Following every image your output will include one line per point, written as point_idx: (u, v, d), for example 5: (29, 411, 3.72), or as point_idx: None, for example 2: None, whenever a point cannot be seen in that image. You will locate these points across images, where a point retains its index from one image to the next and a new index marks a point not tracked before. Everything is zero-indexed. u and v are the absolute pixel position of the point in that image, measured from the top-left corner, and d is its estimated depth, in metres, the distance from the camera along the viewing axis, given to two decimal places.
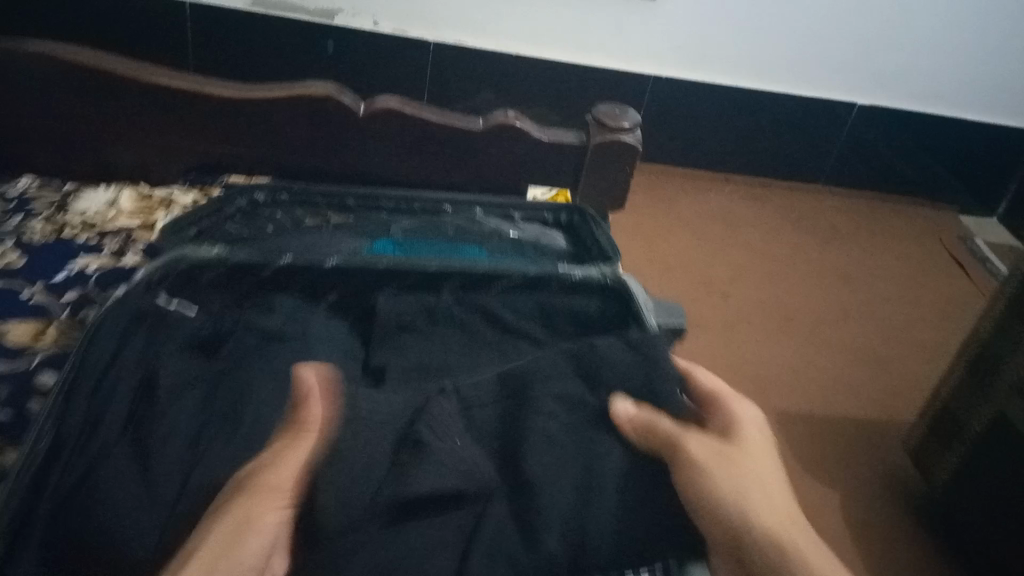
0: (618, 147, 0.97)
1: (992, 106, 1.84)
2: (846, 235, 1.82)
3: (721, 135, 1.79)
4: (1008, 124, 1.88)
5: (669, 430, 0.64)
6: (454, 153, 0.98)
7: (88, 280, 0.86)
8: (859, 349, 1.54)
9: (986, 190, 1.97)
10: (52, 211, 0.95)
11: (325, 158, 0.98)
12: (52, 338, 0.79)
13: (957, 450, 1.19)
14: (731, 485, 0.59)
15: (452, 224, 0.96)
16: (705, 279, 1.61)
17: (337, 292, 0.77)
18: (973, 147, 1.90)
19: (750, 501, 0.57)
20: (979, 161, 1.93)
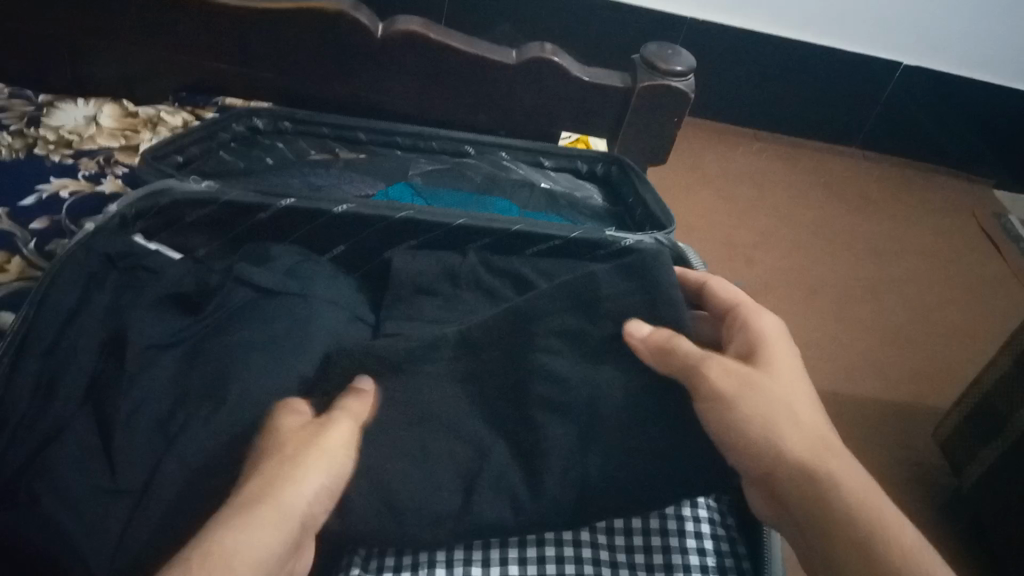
0: (665, 93, 0.85)
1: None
2: (879, 203, 1.71)
3: (756, 88, 1.67)
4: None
5: (690, 351, 0.52)
6: (481, 89, 0.86)
7: (60, 207, 0.75)
8: (887, 326, 1.45)
9: None
10: (24, 126, 0.84)
11: (333, 84, 0.86)
12: (15, 272, 0.69)
13: (992, 448, 1.10)
14: (771, 438, 0.48)
15: (479, 171, 0.85)
16: (729, 241, 1.51)
17: (346, 244, 0.68)
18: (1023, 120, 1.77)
19: (780, 422, 0.49)
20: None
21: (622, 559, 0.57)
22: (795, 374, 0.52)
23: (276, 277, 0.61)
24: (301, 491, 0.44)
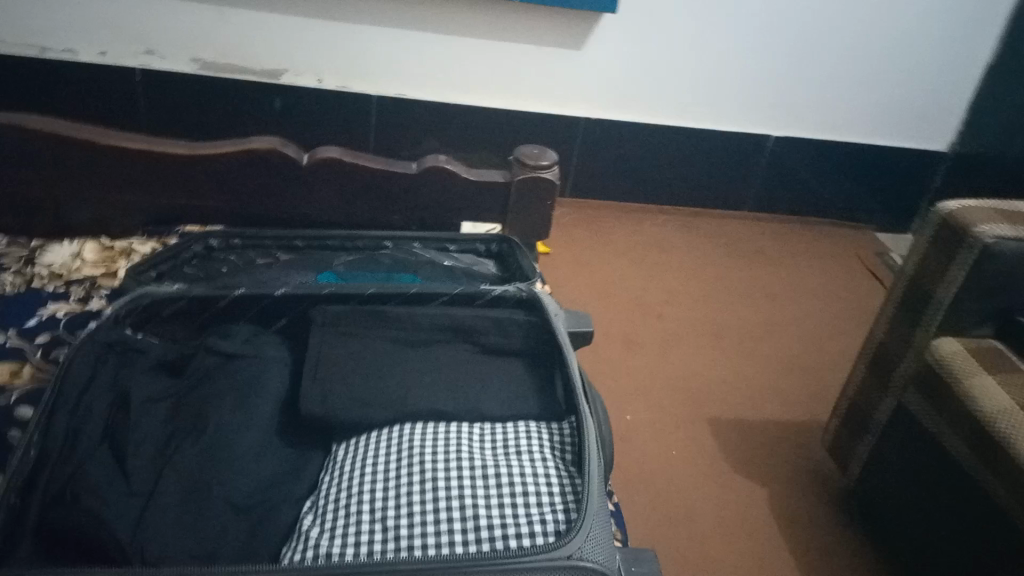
0: (539, 183, 1.08)
1: (898, 130, 1.96)
2: (771, 255, 1.92)
3: (654, 171, 1.90)
4: (919, 149, 1.99)
5: (478, 362, 0.76)
6: (391, 195, 1.08)
7: (58, 323, 0.93)
8: (781, 358, 1.63)
9: (903, 208, 2.08)
10: (20, 266, 1.02)
11: (271, 206, 1.08)
12: (28, 377, 0.85)
13: (865, 444, 1.24)
14: None
15: (391, 256, 1.08)
16: (642, 303, 1.71)
17: (287, 319, 0.82)
18: (886, 169, 2.00)
19: None
20: (897, 185, 2.04)
21: (452, 515, 0.61)
22: (541, 393, 0.74)
23: (236, 345, 0.75)
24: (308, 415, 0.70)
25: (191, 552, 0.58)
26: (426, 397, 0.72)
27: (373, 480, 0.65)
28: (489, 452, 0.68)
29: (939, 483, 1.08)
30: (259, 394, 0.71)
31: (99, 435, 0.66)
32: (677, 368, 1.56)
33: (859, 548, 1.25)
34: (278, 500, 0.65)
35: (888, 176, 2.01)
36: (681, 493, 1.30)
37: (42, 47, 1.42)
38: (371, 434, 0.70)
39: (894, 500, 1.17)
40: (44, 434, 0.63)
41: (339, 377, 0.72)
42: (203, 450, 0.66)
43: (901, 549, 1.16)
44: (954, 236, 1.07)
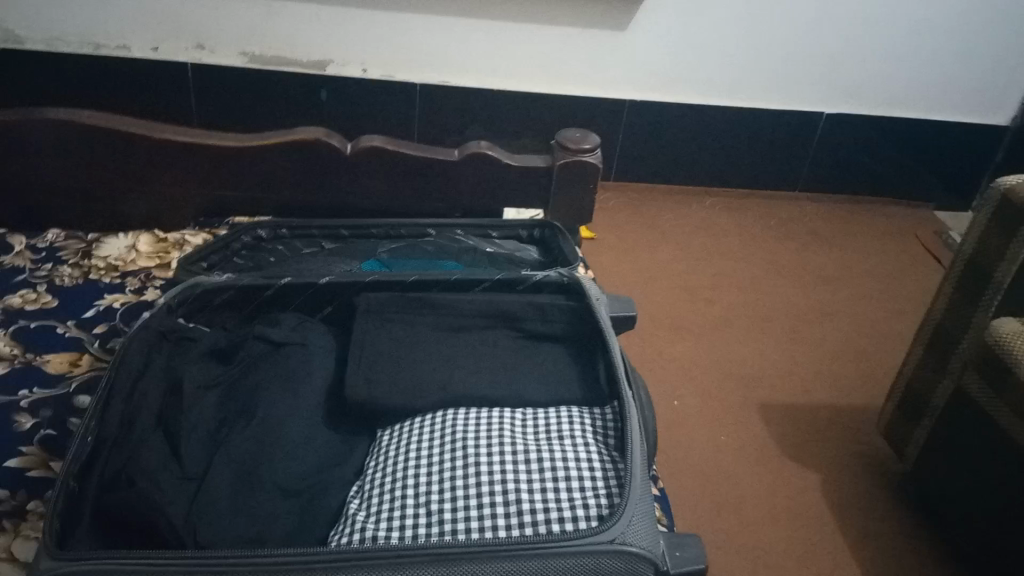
0: (581, 166, 1.08)
1: (958, 105, 1.88)
2: (823, 236, 1.87)
3: (701, 152, 1.87)
4: (981, 123, 1.91)
5: (519, 348, 0.76)
6: (434, 183, 1.09)
7: (114, 314, 0.96)
8: (833, 341, 1.59)
9: (963, 184, 2.00)
10: (78, 258, 1.05)
11: (317, 196, 1.10)
12: (87, 366, 0.88)
13: (922, 429, 1.21)
14: None
15: (434, 243, 1.09)
16: (690, 286, 1.69)
17: (333, 306, 0.83)
18: (946, 145, 1.93)
19: None
20: (956, 160, 1.96)
21: (494, 498, 0.61)
22: (584, 378, 0.74)
23: (283, 333, 0.77)
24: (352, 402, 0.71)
25: (240, 535, 0.60)
26: (469, 383, 0.72)
27: (416, 465, 0.66)
28: (532, 437, 0.68)
29: (999, 470, 1.04)
30: (305, 382, 0.72)
31: (153, 421, 0.68)
32: (725, 352, 1.54)
33: (916, 535, 1.22)
34: (325, 484, 0.66)
35: (946, 151, 1.94)
36: (729, 479, 1.28)
37: (96, 46, 1.45)
38: (414, 420, 0.71)
39: (954, 485, 1.13)
40: (101, 422, 0.65)
41: (382, 364, 0.73)
42: (251, 435, 0.67)
43: (961, 536, 1.12)
44: (1015, 214, 1.03)
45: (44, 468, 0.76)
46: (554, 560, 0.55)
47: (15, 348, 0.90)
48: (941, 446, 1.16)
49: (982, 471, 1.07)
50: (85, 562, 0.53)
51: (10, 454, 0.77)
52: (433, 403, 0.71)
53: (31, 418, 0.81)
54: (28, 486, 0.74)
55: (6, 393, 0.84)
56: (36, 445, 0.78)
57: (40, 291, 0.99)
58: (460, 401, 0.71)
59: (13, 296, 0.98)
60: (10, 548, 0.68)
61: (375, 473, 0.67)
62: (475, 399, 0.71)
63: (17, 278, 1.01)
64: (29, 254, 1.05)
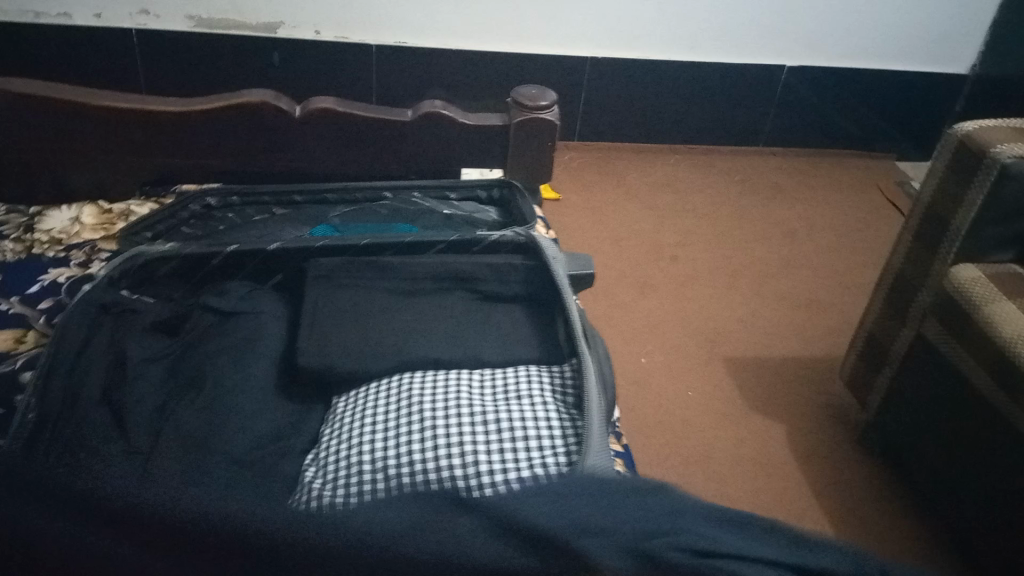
0: (539, 124, 1.06)
1: (916, 55, 1.88)
2: (784, 190, 1.88)
3: (663, 108, 1.86)
4: (941, 72, 1.91)
5: (478, 309, 0.75)
6: (387, 145, 1.06)
7: (59, 289, 0.94)
8: (797, 294, 1.60)
9: (921, 134, 2.01)
10: (19, 233, 1.02)
11: (271, 162, 1.07)
12: (32, 343, 0.87)
13: (883, 376, 1.22)
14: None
15: (389, 206, 1.05)
16: (655, 244, 1.68)
17: (284, 274, 0.79)
18: (904, 95, 1.94)
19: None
20: (915, 111, 1.97)
21: (455, 461, 0.60)
22: (542, 336, 0.72)
23: (231, 303, 0.74)
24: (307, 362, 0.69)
25: None
26: (428, 348, 0.71)
27: (373, 431, 0.64)
28: (490, 397, 0.66)
29: (961, 414, 1.06)
30: (257, 351, 0.70)
31: (98, 395, 0.66)
32: (690, 308, 1.54)
33: (878, 478, 1.24)
34: (280, 453, 0.65)
35: (905, 102, 1.95)
36: (697, 434, 1.29)
37: (36, 14, 1.38)
38: (372, 384, 0.69)
39: (916, 430, 1.15)
40: (41, 398, 0.62)
41: (331, 331, 0.71)
42: (200, 407, 0.66)
43: (923, 479, 1.14)
44: (970, 161, 1.03)
45: None
46: None
47: None
48: (903, 392, 1.17)
49: (943, 417, 1.09)
50: None
51: None
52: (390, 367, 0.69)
53: None
54: None
55: None
56: None
57: None
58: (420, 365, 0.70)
59: None
60: None
61: (328, 440, 0.66)
62: (433, 362, 0.70)
63: None
64: None
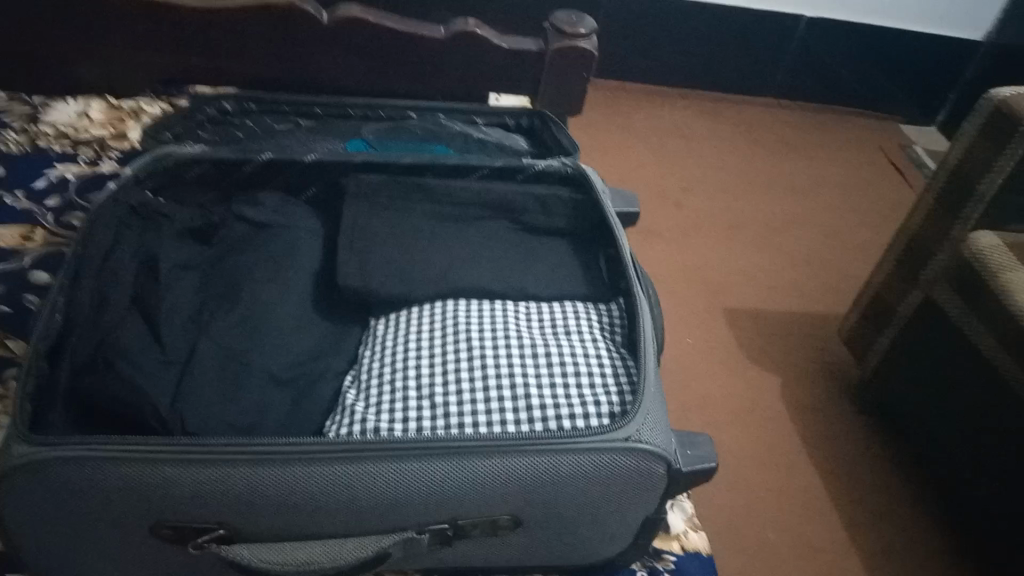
0: (576, 53, 1.02)
1: (932, 15, 1.84)
2: (792, 144, 1.86)
3: (675, 50, 1.83)
4: (958, 35, 1.88)
5: (520, 242, 0.74)
6: (415, 61, 1.02)
7: (67, 187, 0.89)
8: (800, 250, 1.59)
9: (930, 98, 1.99)
10: (23, 123, 0.96)
11: (290, 73, 1.02)
12: (41, 241, 0.83)
13: (886, 336, 1.21)
14: None
15: (419, 126, 1.00)
16: (661, 189, 1.65)
17: (318, 189, 0.76)
18: (917, 57, 1.91)
19: None
20: (926, 74, 1.94)
21: (504, 392, 0.59)
22: (585, 271, 0.72)
23: (266, 213, 0.72)
24: (342, 276, 0.68)
25: (230, 421, 0.57)
26: (472, 276, 0.69)
27: (418, 359, 0.63)
28: (538, 332, 0.65)
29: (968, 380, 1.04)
30: (292, 264, 0.69)
31: (128, 299, 0.63)
32: (694, 258, 1.53)
33: (873, 438, 1.26)
34: (318, 373, 0.63)
35: (917, 64, 1.92)
36: (696, 380, 1.30)
37: None
38: (410, 310, 0.68)
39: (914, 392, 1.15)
40: (70, 300, 0.59)
41: (368, 245, 0.70)
42: (235, 318, 0.64)
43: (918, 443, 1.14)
44: (1006, 126, 1.00)
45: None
46: (568, 457, 0.54)
47: None
48: (904, 353, 1.16)
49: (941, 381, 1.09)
50: (62, 447, 0.50)
51: None
52: (432, 295, 0.68)
53: None
54: None
55: None
56: None
57: None
58: (464, 294, 0.68)
59: None
60: None
61: (364, 365, 0.65)
62: (476, 290, 0.68)
63: None
64: None
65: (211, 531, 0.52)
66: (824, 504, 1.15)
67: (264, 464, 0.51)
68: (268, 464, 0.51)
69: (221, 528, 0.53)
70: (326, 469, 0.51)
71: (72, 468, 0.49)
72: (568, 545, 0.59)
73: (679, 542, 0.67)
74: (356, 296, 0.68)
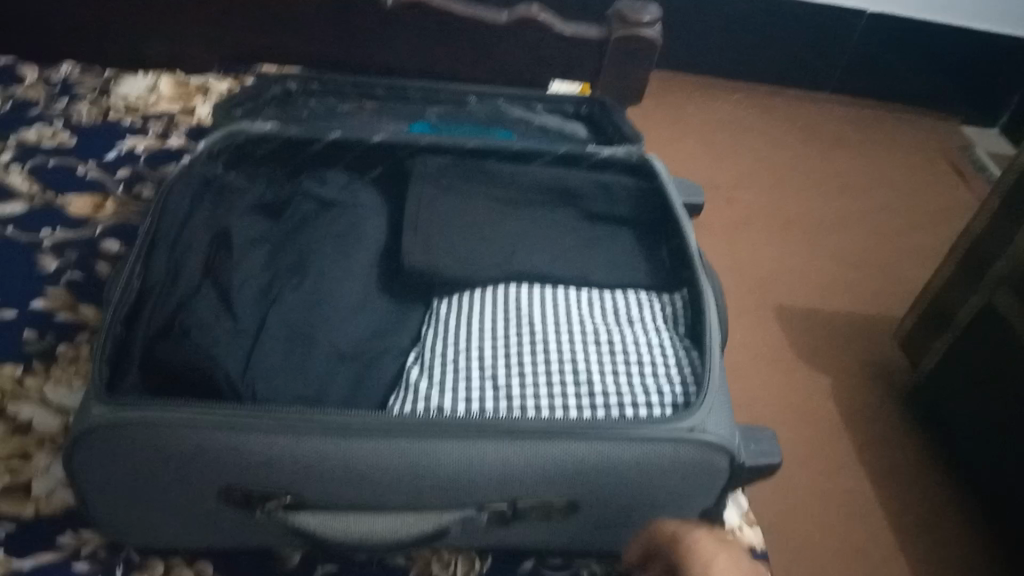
0: (639, 42, 1.01)
1: (999, 13, 1.78)
2: (849, 142, 1.82)
3: (731, 42, 1.80)
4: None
5: (581, 229, 0.74)
6: (478, 46, 1.02)
7: (137, 159, 0.91)
8: (854, 250, 1.56)
9: (994, 100, 1.93)
10: (95, 96, 0.99)
11: (353, 54, 1.03)
12: (112, 211, 0.85)
13: (942, 340, 1.17)
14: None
15: (481, 111, 1.00)
16: (713, 183, 1.63)
17: (384, 168, 0.77)
18: (983, 56, 1.85)
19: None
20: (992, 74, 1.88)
21: (567, 378, 0.59)
22: (647, 260, 0.71)
23: (335, 190, 0.74)
24: (409, 255, 0.69)
25: (300, 393, 0.59)
26: (534, 261, 0.70)
27: (482, 342, 0.63)
28: (601, 320, 0.65)
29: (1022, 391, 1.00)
30: (359, 241, 0.71)
31: (201, 270, 0.64)
32: (745, 254, 1.51)
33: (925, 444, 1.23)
34: (381, 350, 0.66)
35: (983, 63, 1.86)
36: (743, 376, 1.29)
37: None
38: (472, 292, 0.69)
39: (967, 400, 1.11)
40: (147, 268, 0.60)
41: (434, 224, 0.71)
42: (304, 292, 0.66)
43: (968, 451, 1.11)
44: None
45: (72, 312, 0.74)
46: (630, 445, 0.54)
47: (33, 185, 0.86)
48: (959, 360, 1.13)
49: (993, 391, 1.06)
50: (139, 411, 0.51)
51: (35, 297, 0.74)
52: (493, 277, 0.69)
53: (54, 261, 0.78)
54: (58, 325, 0.72)
55: (28, 233, 0.80)
56: (64, 289, 0.75)
57: (58, 128, 0.93)
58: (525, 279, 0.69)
59: (26, 132, 0.92)
60: (50, 390, 0.67)
61: (426, 344, 0.66)
62: (537, 276, 0.69)
63: (30, 112, 0.95)
64: (41, 88, 0.99)
65: (278, 499, 0.54)
66: (871, 507, 1.13)
67: (332, 436, 0.52)
68: (335, 437, 0.52)
69: (288, 496, 0.54)
70: (392, 444, 0.52)
71: (148, 431, 0.51)
72: (626, 532, 0.59)
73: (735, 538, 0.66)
74: (422, 274, 0.69)
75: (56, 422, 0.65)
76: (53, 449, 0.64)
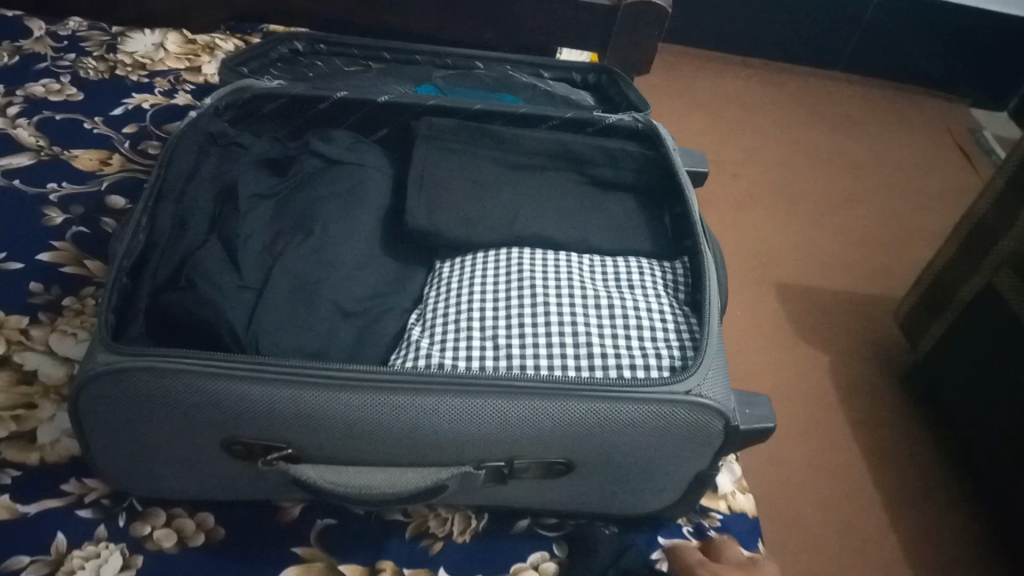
0: (649, 10, 0.99)
1: None
2: (856, 121, 1.81)
3: (742, 17, 1.79)
4: None
5: (584, 195, 0.74)
6: (485, 13, 1.01)
7: (144, 115, 0.91)
8: (858, 228, 1.56)
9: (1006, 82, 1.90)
10: (102, 51, 0.98)
11: (359, 17, 1.02)
12: (118, 165, 0.85)
13: (943, 320, 1.17)
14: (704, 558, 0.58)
15: (488, 75, 1.00)
16: (718, 158, 1.63)
17: (390, 129, 0.78)
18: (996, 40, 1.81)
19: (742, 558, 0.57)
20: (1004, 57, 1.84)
21: (567, 339, 0.60)
22: (651, 228, 0.72)
23: (340, 149, 0.74)
24: (411, 215, 0.68)
25: (303, 347, 0.59)
26: (537, 224, 0.70)
27: (483, 302, 0.64)
28: (602, 284, 0.66)
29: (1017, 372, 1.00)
30: (364, 201, 0.71)
31: (206, 223, 0.65)
32: (749, 230, 1.51)
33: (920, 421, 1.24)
34: (384, 308, 0.66)
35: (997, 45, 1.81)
36: (741, 350, 1.30)
37: None
38: (476, 255, 0.70)
39: (965, 380, 1.11)
40: (152, 220, 0.61)
41: (435, 184, 0.71)
42: (307, 249, 0.66)
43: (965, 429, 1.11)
44: None
45: (79, 265, 0.74)
46: (626, 405, 0.54)
47: (39, 138, 0.86)
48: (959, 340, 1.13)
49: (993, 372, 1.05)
50: (140, 358, 0.51)
51: (42, 248, 0.75)
52: (496, 242, 0.70)
53: (60, 214, 0.78)
54: (64, 278, 0.73)
55: (35, 184, 0.81)
56: (69, 242, 0.76)
57: (64, 82, 0.93)
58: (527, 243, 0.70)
59: (33, 86, 0.92)
60: (55, 340, 0.68)
61: (430, 304, 0.66)
62: (539, 241, 0.70)
63: (37, 65, 0.95)
64: (48, 42, 0.99)
65: (280, 451, 0.55)
66: (864, 481, 1.14)
67: (329, 390, 0.52)
68: (334, 390, 0.52)
69: (289, 448, 0.55)
70: (390, 398, 0.53)
71: (149, 378, 0.51)
72: (622, 493, 0.60)
73: (725, 501, 0.69)
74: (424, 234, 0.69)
75: (61, 372, 0.66)
76: (57, 399, 0.65)
